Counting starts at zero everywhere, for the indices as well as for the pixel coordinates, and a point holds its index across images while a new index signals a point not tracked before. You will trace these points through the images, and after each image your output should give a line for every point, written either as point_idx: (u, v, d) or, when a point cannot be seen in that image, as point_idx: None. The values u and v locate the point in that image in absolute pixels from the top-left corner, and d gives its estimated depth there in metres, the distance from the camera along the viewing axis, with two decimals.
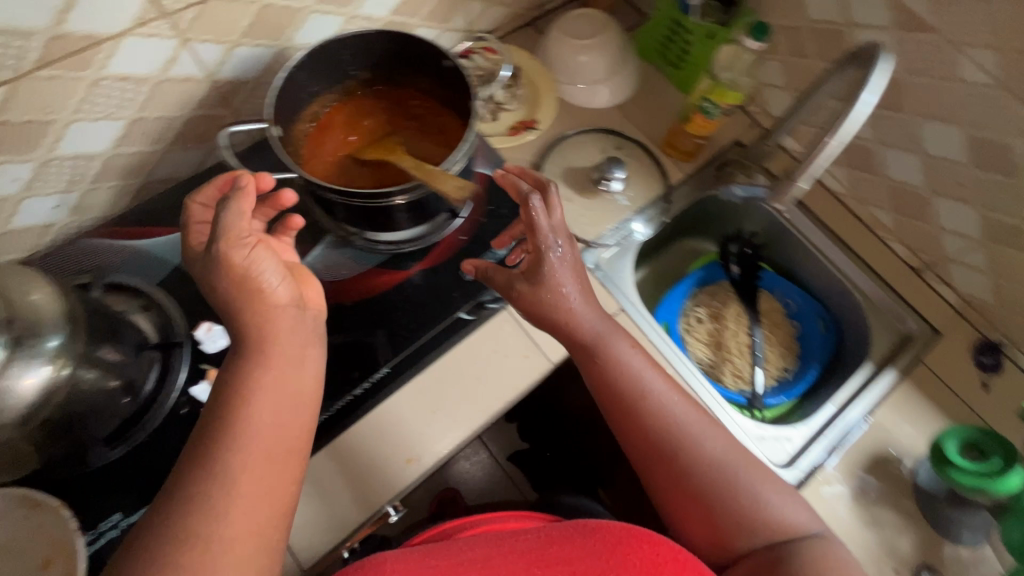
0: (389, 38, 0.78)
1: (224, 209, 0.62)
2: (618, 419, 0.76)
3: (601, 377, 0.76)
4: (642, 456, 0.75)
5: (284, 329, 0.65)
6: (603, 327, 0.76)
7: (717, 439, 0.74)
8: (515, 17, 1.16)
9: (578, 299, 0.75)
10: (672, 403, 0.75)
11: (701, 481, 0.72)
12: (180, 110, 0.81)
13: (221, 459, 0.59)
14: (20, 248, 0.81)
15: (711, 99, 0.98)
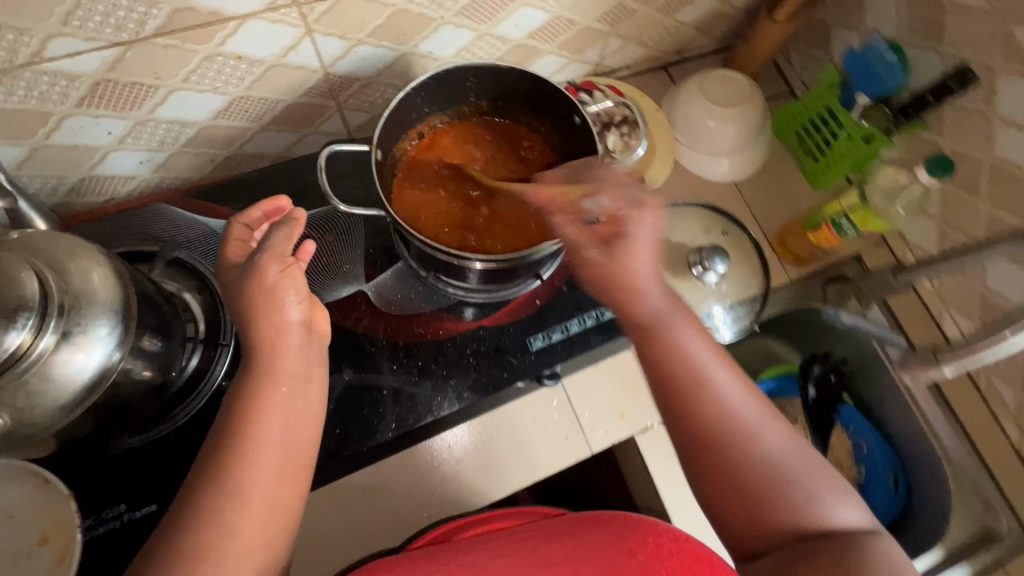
0: (521, 76, 0.70)
1: (273, 231, 0.62)
2: (659, 400, 0.61)
3: (647, 351, 0.62)
4: (681, 445, 0.60)
5: (290, 348, 0.62)
6: (665, 299, 0.62)
7: (780, 434, 0.58)
8: (651, 58, 1.06)
9: (650, 277, 0.62)
10: (731, 387, 0.59)
11: (739, 467, 0.57)
12: (285, 95, 0.76)
13: (230, 494, 0.54)
14: (97, 193, 0.78)
15: (850, 216, 0.85)
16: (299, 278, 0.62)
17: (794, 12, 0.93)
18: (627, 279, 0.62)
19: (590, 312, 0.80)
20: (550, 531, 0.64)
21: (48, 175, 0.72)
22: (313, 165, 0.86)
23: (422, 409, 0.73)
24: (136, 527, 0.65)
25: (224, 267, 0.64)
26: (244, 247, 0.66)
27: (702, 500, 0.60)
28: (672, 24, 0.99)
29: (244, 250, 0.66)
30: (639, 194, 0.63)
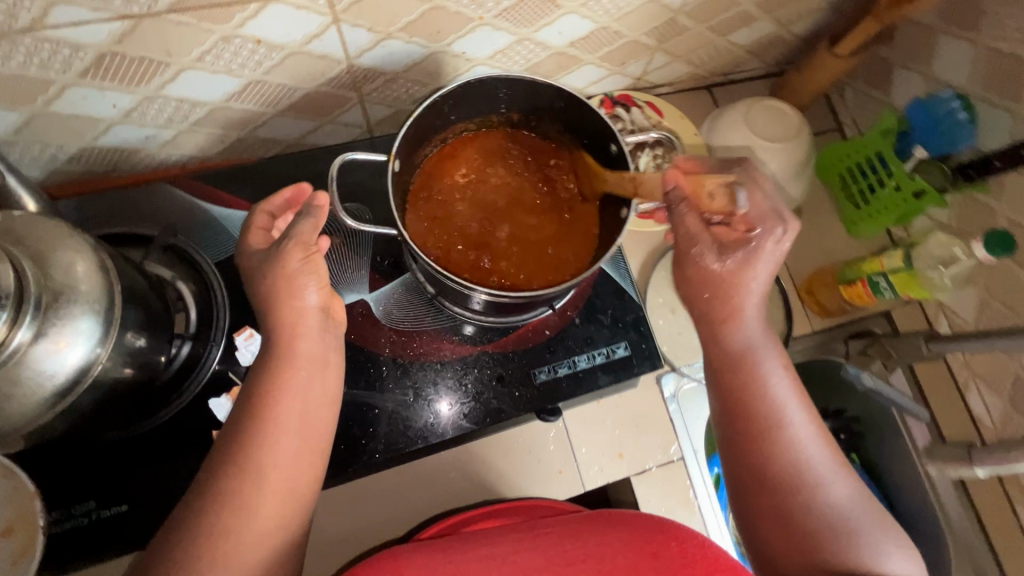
0: (558, 93, 0.65)
1: (298, 220, 0.57)
2: (728, 427, 0.60)
3: (727, 378, 0.61)
4: (742, 475, 0.59)
5: (310, 331, 0.59)
6: (757, 333, 0.61)
7: (849, 487, 0.56)
8: (697, 78, 1.00)
9: (751, 307, 0.61)
10: (809, 431, 0.58)
11: (796, 502, 0.55)
12: (305, 83, 0.71)
13: (238, 480, 0.50)
14: (98, 164, 0.74)
15: (891, 278, 0.79)
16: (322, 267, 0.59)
17: (857, 47, 0.86)
18: (726, 296, 0.61)
19: (600, 349, 0.76)
20: (567, 528, 0.61)
21: (46, 142, 0.67)
22: (327, 158, 0.81)
23: (413, 436, 0.70)
24: (104, 526, 0.62)
25: (246, 254, 0.61)
26: (266, 237, 0.63)
27: (750, 534, 0.59)
28: (724, 46, 0.92)
29: (266, 241, 0.62)
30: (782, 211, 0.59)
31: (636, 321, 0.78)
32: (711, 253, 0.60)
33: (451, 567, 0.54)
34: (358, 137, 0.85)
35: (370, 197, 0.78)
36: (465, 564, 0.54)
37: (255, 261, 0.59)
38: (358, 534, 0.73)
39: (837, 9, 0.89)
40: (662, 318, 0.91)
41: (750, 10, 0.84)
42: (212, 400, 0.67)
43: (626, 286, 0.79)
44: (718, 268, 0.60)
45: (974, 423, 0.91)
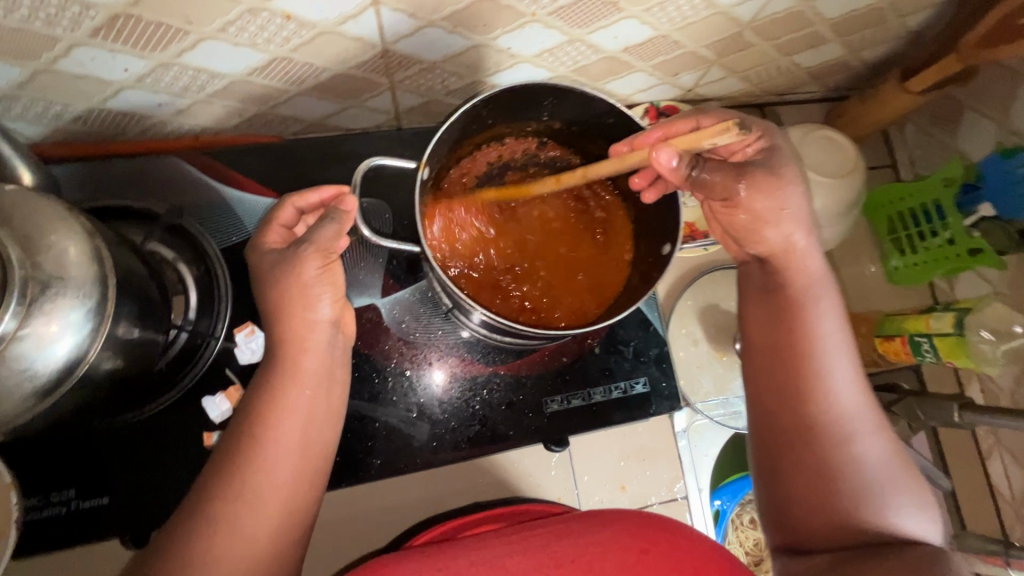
0: (609, 108, 0.60)
1: (321, 224, 0.54)
2: (767, 365, 0.57)
3: (776, 316, 0.57)
4: (772, 417, 0.56)
5: (318, 346, 0.56)
6: (817, 276, 0.57)
7: (885, 446, 0.53)
8: (749, 95, 0.93)
9: (803, 241, 0.58)
10: (856, 382, 0.54)
11: (823, 454, 0.53)
12: (335, 65, 0.65)
13: (232, 505, 0.48)
14: (105, 127, 0.69)
15: (935, 341, 0.75)
16: (338, 276, 0.57)
17: (932, 85, 0.79)
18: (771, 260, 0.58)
19: (618, 383, 0.73)
20: (558, 526, 0.53)
21: (50, 100, 0.62)
22: (349, 144, 0.76)
23: (411, 452, 0.67)
24: (83, 518, 0.60)
25: (259, 250, 0.58)
26: (287, 236, 0.60)
27: (767, 476, 0.56)
28: (786, 66, 0.85)
29: (286, 239, 0.60)
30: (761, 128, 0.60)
31: (659, 356, 0.75)
32: (749, 186, 0.57)
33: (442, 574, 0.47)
34: (384, 123, 0.80)
35: (390, 193, 0.74)
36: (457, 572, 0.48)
37: (270, 261, 0.56)
38: (345, 537, 0.72)
39: (915, 39, 0.82)
40: (683, 349, 0.86)
41: (823, 32, 0.77)
42: (205, 397, 0.64)
43: (653, 318, 0.76)
44: (764, 203, 0.57)
45: (991, 492, 0.87)
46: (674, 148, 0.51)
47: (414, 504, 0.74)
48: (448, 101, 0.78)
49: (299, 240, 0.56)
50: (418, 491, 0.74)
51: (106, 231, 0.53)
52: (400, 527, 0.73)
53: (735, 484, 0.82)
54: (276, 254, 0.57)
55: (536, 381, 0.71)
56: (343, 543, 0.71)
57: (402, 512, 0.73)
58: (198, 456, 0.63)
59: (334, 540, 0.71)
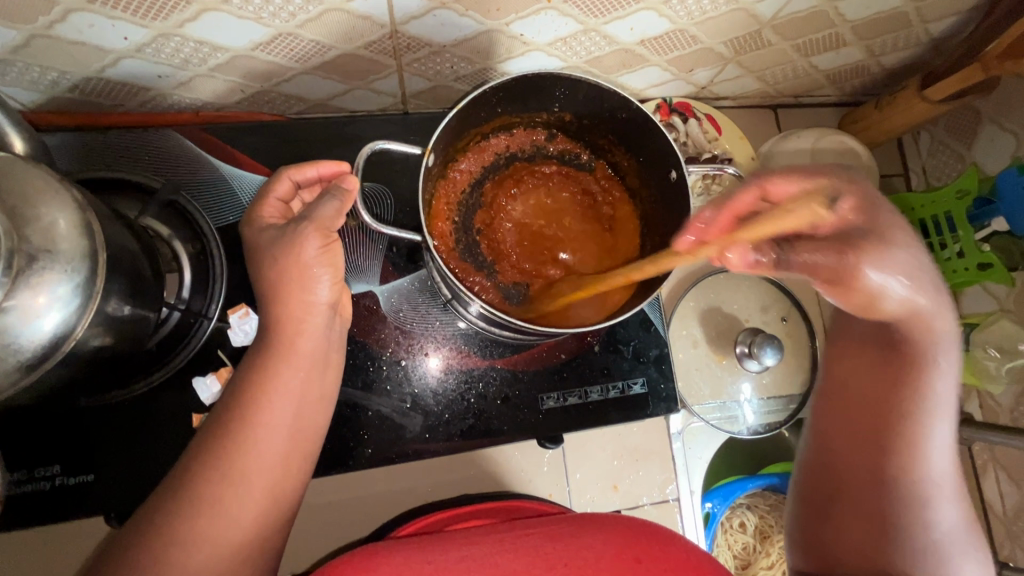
0: (622, 101, 0.59)
1: (320, 202, 0.54)
2: (857, 409, 0.55)
3: (884, 365, 0.54)
4: (849, 461, 0.55)
5: (314, 330, 0.55)
6: (944, 336, 0.52)
7: (958, 514, 0.52)
8: (763, 95, 0.91)
9: (930, 304, 0.52)
10: (948, 448, 0.52)
11: (896, 507, 0.52)
12: (341, 43, 0.63)
13: (219, 489, 0.47)
14: (104, 98, 0.67)
15: None
16: (338, 257, 0.55)
17: (950, 95, 0.78)
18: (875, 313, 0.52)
19: (616, 383, 0.72)
20: (550, 529, 0.53)
21: (47, 66, 0.60)
22: (353, 126, 0.74)
23: (401, 441, 0.66)
24: (67, 494, 0.59)
25: (255, 225, 0.56)
26: (284, 210, 0.58)
27: (829, 516, 0.55)
28: (803, 67, 0.83)
29: (282, 214, 0.58)
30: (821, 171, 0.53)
31: (659, 358, 0.74)
32: (865, 260, 0.49)
33: (429, 569, 0.47)
34: (390, 107, 0.78)
35: (393, 179, 0.72)
36: (446, 567, 0.47)
37: (266, 238, 0.55)
38: (333, 524, 0.71)
39: (937, 46, 0.80)
40: (683, 351, 0.85)
41: (845, 33, 0.75)
42: (196, 378, 0.63)
43: (654, 319, 0.75)
44: (881, 276, 0.49)
45: (984, 507, 0.86)
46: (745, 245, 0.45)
47: (403, 494, 0.73)
48: (456, 87, 0.76)
49: (296, 218, 0.54)
50: (408, 484, 0.73)
51: (98, 204, 0.52)
52: (389, 518, 0.72)
53: (725, 488, 0.84)
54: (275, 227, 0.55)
55: (534, 378, 0.70)
56: (330, 530, 0.71)
57: (392, 502, 0.73)
58: (186, 437, 0.62)
59: (322, 527, 0.71)
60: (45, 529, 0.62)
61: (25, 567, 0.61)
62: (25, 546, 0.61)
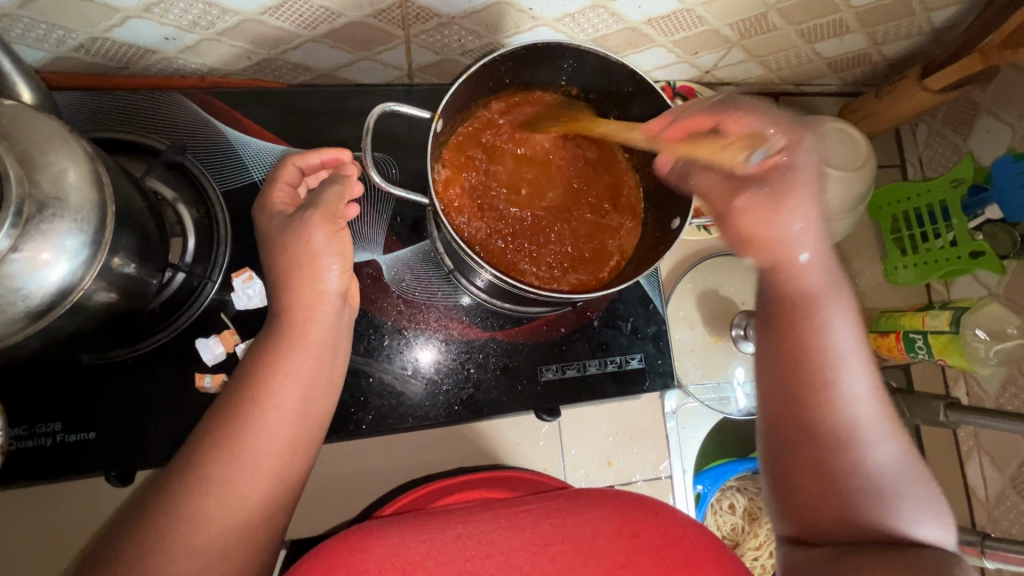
0: (630, 75, 0.59)
1: (325, 187, 0.57)
2: (769, 370, 0.54)
3: (778, 322, 0.53)
4: (773, 423, 0.53)
5: (325, 316, 0.56)
6: (826, 278, 0.52)
7: (896, 449, 0.50)
8: (766, 82, 0.92)
9: (813, 251, 0.52)
10: (868, 392, 0.50)
11: (829, 456, 0.50)
12: (351, 11, 0.63)
13: (225, 447, 0.48)
14: (108, 59, 0.66)
15: (929, 338, 0.76)
16: (346, 246, 0.58)
17: (950, 85, 0.79)
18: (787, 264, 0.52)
19: (614, 357, 0.73)
20: (546, 507, 0.52)
21: (53, 23, 0.59)
22: (360, 98, 0.75)
23: (399, 407, 0.67)
24: (67, 451, 0.60)
25: (267, 211, 0.58)
26: (292, 195, 0.60)
27: (772, 478, 0.54)
28: (806, 54, 0.84)
29: (292, 199, 0.60)
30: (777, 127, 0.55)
31: (656, 335, 0.75)
32: (747, 202, 0.53)
33: (426, 547, 0.47)
34: (396, 79, 0.78)
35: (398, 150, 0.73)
36: (444, 545, 0.47)
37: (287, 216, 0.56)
38: (331, 490, 0.72)
39: (938, 36, 0.81)
40: (680, 331, 0.86)
41: (848, 20, 0.76)
42: (199, 339, 0.64)
43: (653, 295, 0.76)
44: (799, 223, 0.52)
45: (966, 492, 0.89)
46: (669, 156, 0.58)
47: (401, 464, 0.74)
48: (462, 62, 0.76)
49: (302, 207, 0.57)
50: (405, 453, 0.74)
51: (107, 159, 0.52)
52: (387, 487, 0.73)
53: (717, 469, 0.83)
54: (283, 215, 0.58)
55: (534, 351, 0.71)
56: (327, 499, 0.72)
57: (390, 470, 0.74)
58: (189, 398, 0.63)
59: (321, 495, 0.71)
60: (45, 488, 0.62)
61: (25, 524, 0.61)
62: (24, 505, 0.62)
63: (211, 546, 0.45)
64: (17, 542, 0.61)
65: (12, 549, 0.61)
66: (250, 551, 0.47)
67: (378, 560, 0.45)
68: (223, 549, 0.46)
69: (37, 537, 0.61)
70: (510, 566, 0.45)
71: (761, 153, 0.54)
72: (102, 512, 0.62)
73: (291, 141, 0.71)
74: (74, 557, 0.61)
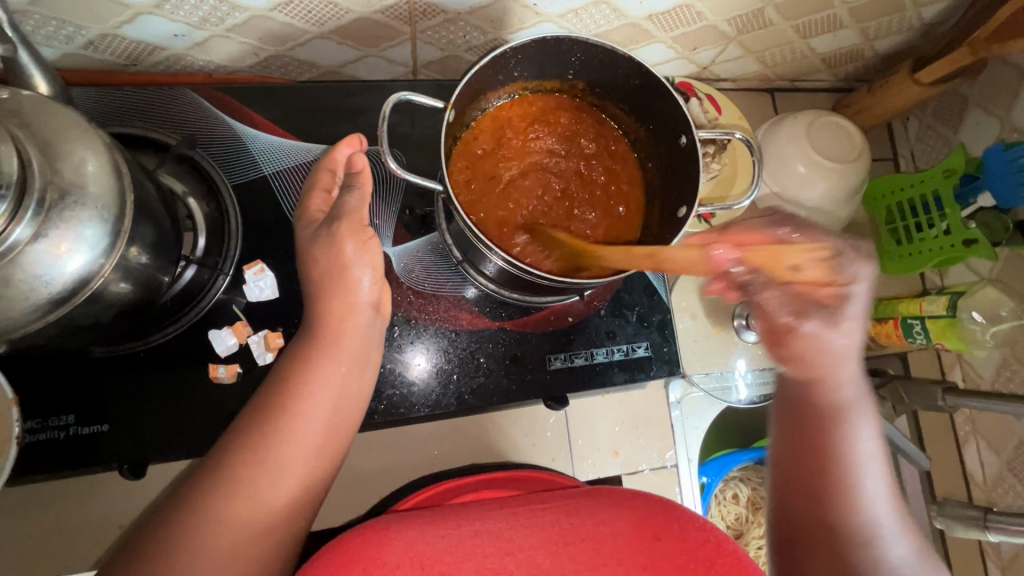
0: (636, 68, 0.61)
1: (345, 193, 0.55)
2: (794, 467, 0.56)
3: (805, 420, 0.56)
4: (793, 516, 0.55)
5: (355, 326, 0.57)
6: (851, 392, 0.55)
7: (911, 550, 0.53)
8: (762, 78, 0.94)
9: (852, 349, 0.54)
10: (886, 497, 0.53)
11: (849, 559, 0.51)
12: (359, 7, 0.64)
13: (259, 443, 0.49)
14: (117, 56, 0.67)
15: (926, 323, 0.79)
16: (378, 254, 0.58)
17: (942, 77, 0.81)
18: (819, 358, 0.54)
19: (620, 346, 0.75)
20: (565, 502, 0.52)
21: (64, 20, 0.60)
22: (367, 94, 0.76)
23: (404, 396, 0.67)
24: (81, 443, 0.60)
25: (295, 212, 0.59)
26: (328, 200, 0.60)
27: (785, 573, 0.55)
28: (801, 50, 0.86)
29: (328, 204, 0.60)
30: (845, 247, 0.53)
31: (661, 323, 0.77)
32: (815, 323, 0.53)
33: (443, 544, 0.47)
34: (401, 75, 0.79)
35: (408, 145, 0.74)
36: (461, 541, 0.47)
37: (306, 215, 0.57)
38: (343, 484, 0.72)
39: (928, 31, 0.83)
40: (682, 321, 0.87)
41: (843, 16, 0.78)
42: (212, 331, 0.64)
43: (658, 286, 0.78)
44: (841, 339, 0.53)
45: (964, 477, 0.91)
46: (736, 253, 0.48)
47: (411, 458, 0.74)
48: (467, 58, 0.78)
49: (329, 219, 0.56)
50: (413, 445, 0.74)
51: (125, 152, 0.52)
52: (397, 478, 0.73)
53: (719, 460, 0.87)
54: (319, 222, 0.58)
55: (544, 344, 0.72)
56: (340, 492, 0.72)
57: (401, 464, 0.74)
58: (201, 390, 0.63)
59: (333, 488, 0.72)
60: (57, 483, 0.62)
61: (37, 520, 0.61)
62: (33, 499, 0.61)
63: (236, 545, 0.45)
64: (26, 536, 0.61)
65: (23, 544, 0.61)
66: (276, 551, 0.48)
67: (399, 555, 0.45)
68: (251, 538, 0.46)
69: (49, 534, 0.61)
70: (530, 565, 0.46)
71: (834, 273, 0.51)
72: (113, 505, 0.62)
73: (299, 136, 0.72)
74: (85, 549, 0.61)
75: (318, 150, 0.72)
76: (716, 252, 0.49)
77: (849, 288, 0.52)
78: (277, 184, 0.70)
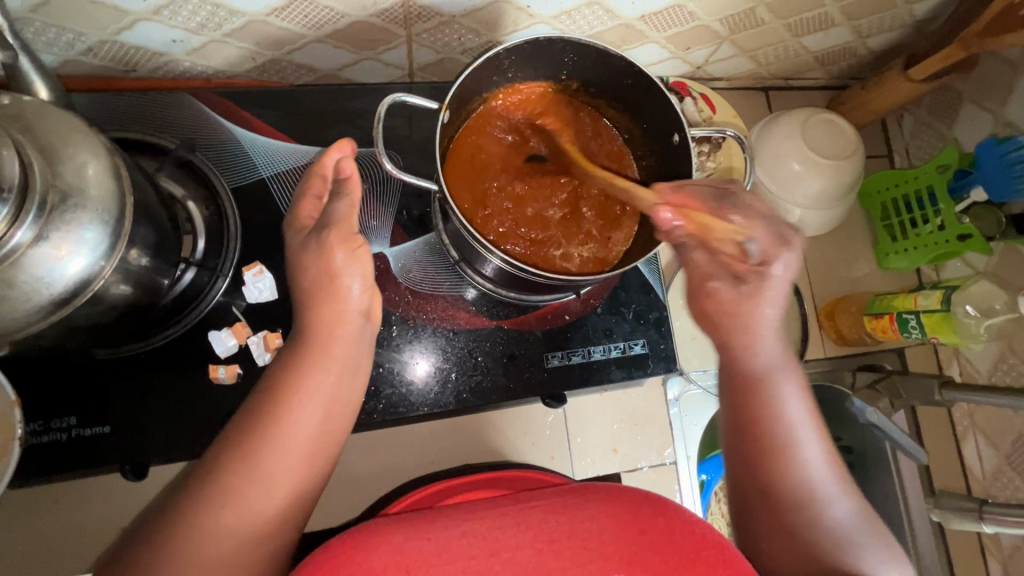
0: (628, 67, 0.61)
1: (334, 202, 0.56)
2: (733, 435, 0.60)
3: (739, 390, 0.60)
4: (739, 480, 0.59)
5: (344, 337, 0.57)
6: (776, 361, 0.60)
7: (852, 507, 0.55)
8: (756, 76, 0.95)
9: (772, 319, 0.61)
10: (823, 457, 0.57)
11: (789, 514, 0.55)
12: (355, 11, 0.65)
13: (253, 448, 0.49)
14: (116, 62, 0.68)
15: (921, 317, 0.79)
16: (366, 263, 0.58)
17: (933, 74, 0.81)
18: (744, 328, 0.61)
19: (617, 343, 0.75)
20: (555, 500, 0.50)
21: (64, 27, 0.60)
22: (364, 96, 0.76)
23: (404, 396, 0.68)
24: (83, 445, 0.60)
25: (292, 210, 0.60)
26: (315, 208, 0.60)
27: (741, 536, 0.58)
28: (794, 48, 0.87)
29: (319, 210, 0.60)
30: (784, 232, 0.60)
31: (658, 321, 0.77)
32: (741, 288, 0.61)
33: (428, 546, 0.44)
34: (397, 78, 0.80)
35: (404, 146, 0.75)
36: (447, 542, 0.44)
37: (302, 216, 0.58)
38: (343, 483, 0.73)
39: (920, 28, 0.84)
40: (680, 319, 0.88)
41: (834, 13, 0.79)
42: (212, 332, 0.65)
43: (654, 283, 0.78)
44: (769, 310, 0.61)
45: (963, 471, 0.91)
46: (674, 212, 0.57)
47: (411, 457, 0.75)
48: (462, 60, 0.79)
49: (317, 227, 0.57)
50: (413, 444, 0.75)
51: (125, 155, 0.53)
52: (396, 477, 0.74)
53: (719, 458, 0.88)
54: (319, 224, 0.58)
55: (541, 344, 0.72)
56: (340, 491, 0.72)
57: (400, 463, 0.74)
58: (201, 392, 0.64)
59: (333, 487, 0.72)
60: (60, 485, 0.62)
61: (40, 521, 0.62)
62: (37, 501, 0.62)
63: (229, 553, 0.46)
64: (29, 537, 0.61)
65: (26, 545, 0.61)
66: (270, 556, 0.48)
67: (383, 558, 0.43)
68: (242, 546, 0.46)
69: (52, 536, 0.62)
70: (516, 563, 0.43)
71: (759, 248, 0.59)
72: (116, 506, 0.63)
73: (296, 138, 0.73)
74: (87, 549, 0.62)
75: (316, 152, 0.73)
76: (662, 214, 0.57)
77: (766, 268, 0.60)
78: (275, 186, 0.70)
